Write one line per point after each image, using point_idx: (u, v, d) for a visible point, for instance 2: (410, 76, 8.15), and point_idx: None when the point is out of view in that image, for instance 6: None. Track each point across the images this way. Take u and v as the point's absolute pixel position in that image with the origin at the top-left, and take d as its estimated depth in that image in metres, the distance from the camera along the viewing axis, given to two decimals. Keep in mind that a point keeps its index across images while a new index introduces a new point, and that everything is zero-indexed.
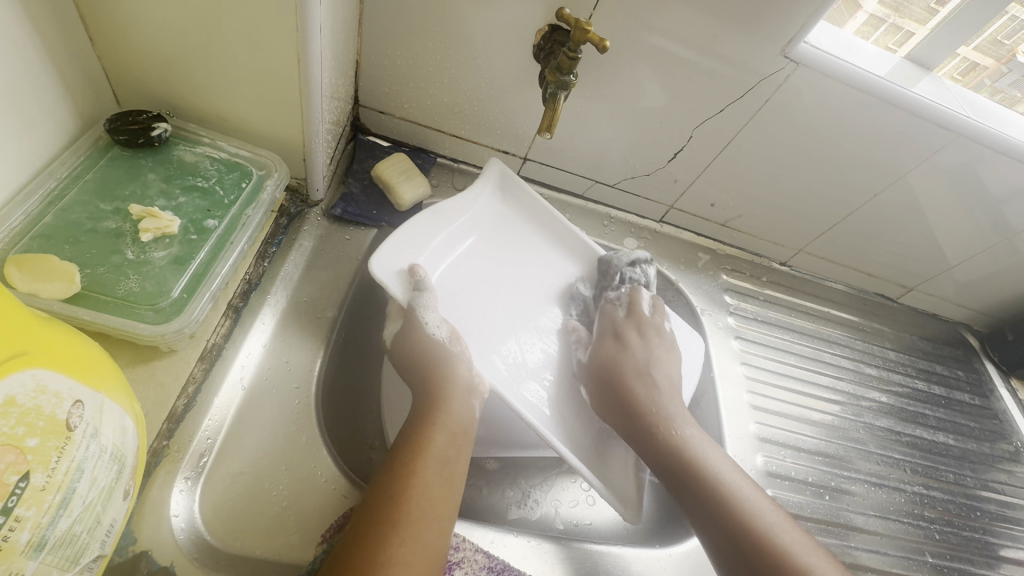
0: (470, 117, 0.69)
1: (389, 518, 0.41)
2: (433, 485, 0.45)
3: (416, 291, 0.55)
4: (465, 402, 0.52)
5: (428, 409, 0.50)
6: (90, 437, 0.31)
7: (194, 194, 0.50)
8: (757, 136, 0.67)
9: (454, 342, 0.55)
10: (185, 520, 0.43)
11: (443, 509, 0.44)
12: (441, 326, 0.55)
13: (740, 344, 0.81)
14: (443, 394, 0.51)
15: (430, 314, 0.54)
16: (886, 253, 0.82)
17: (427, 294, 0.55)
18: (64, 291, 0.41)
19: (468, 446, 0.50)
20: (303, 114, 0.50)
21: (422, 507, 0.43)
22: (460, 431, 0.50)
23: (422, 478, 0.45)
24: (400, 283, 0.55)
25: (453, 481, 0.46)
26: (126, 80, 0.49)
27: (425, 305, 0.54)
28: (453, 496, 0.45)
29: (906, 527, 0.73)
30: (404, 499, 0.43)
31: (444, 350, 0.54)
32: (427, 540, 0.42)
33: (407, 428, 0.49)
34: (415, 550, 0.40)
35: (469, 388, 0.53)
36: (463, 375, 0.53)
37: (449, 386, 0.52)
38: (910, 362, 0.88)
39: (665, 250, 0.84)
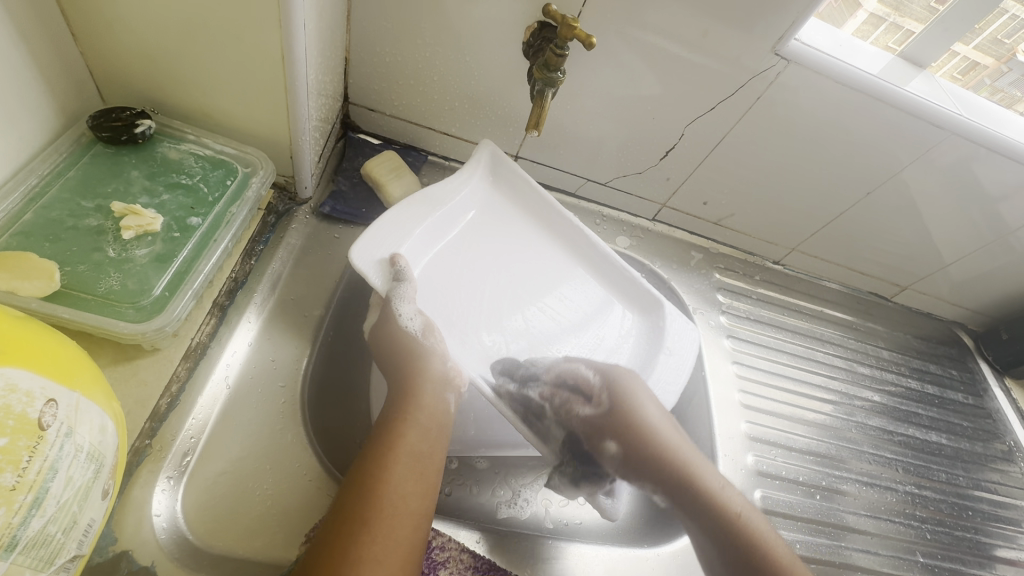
0: (461, 115, 0.69)
1: (361, 513, 0.42)
2: (406, 482, 0.45)
3: (396, 281, 0.53)
4: (437, 396, 0.52)
5: (400, 404, 0.50)
6: (64, 436, 0.31)
7: (179, 192, 0.50)
8: (748, 134, 0.67)
9: (426, 336, 0.53)
10: (167, 520, 0.42)
11: (417, 505, 0.44)
12: (415, 317, 0.54)
13: (733, 343, 0.81)
14: (415, 389, 0.51)
15: (405, 305, 0.53)
16: (880, 252, 0.82)
17: (406, 284, 0.53)
18: (43, 289, 0.40)
19: (443, 440, 0.51)
20: (288, 111, 0.50)
21: (395, 502, 0.43)
22: (432, 425, 0.50)
23: (395, 474, 0.45)
24: (380, 272, 0.53)
25: (427, 476, 0.46)
26: (109, 76, 0.49)
27: (401, 296, 0.53)
28: (427, 491, 0.46)
29: (897, 526, 0.73)
30: (376, 493, 0.43)
31: (419, 343, 0.53)
32: (400, 536, 0.42)
33: (380, 423, 0.49)
34: (387, 548, 0.41)
35: (443, 381, 0.52)
36: (436, 368, 0.52)
37: (420, 380, 0.52)
38: (904, 361, 0.88)
39: (658, 249, 0.83)
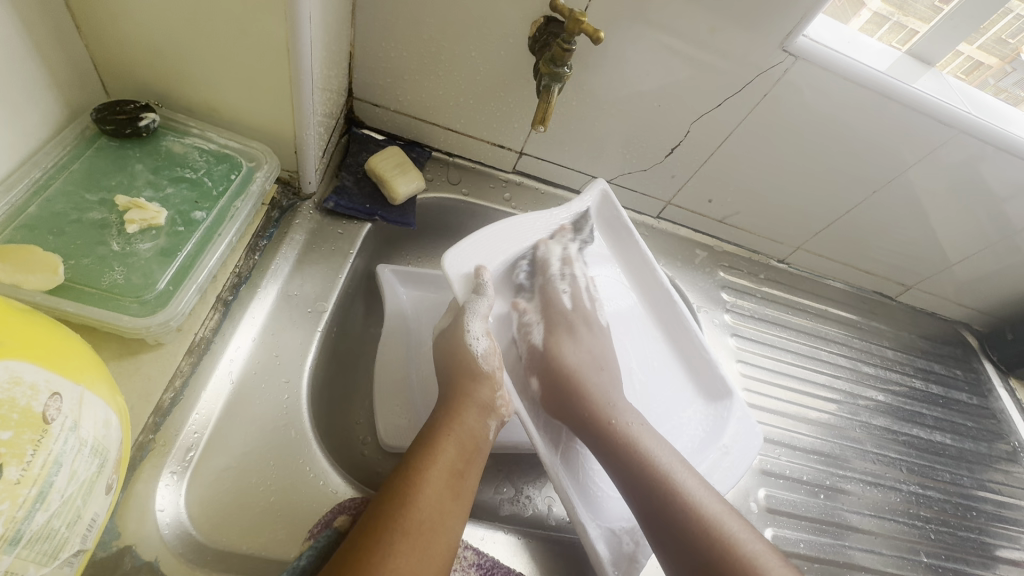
0: (466, 110, 0.68)
1: (400, 527, 0.41)
2: (443, 497, 0.44)
3: (473, 294, 0.53)
4: (483, 421, 0.51)
5: (445, 420, 0.50)
6: (69, 430, 0.31)
7: (183, 186, 0.50)
8: (754, 131, 0.67)
9: (485, 362, 0.53)
10: (171, 515, 0.42)
11: (454, 523, 0.44)
12: (481, 339, 0.53)
13: (737, 341, 0.81)
14: (458, 405, 0.50)
15: (476, 324, 0.53)
16: (886, 251, 0.81)
17: (481, 301, 0.53)
18: (46, 282, 0.40)
19: (481, 461, 0.50)
20: (293, 105, 0.50)
21: (432, 517, 0.43)
22: (474, 446, 0.49)
23: (432, 488, 0.44)
24: (463, 285, 0.53)
25: (463, 495, 0.46)
26: (113, 69, 0.49)
27: (474, 312, 0.53)
28: (463, 510, 0.45)
29: (901, 526, 0.73)
30: (414, 509, 0.43)
31: (476, 366, 0.52)
32: (434, 553, 0.41)
33: (420, 438, 0.49)
34: (421, 563, 0.40)
35: (488, 407, 0.51)
36: (486, 394, 0.51)
37: (466, 398, 0.51)
38: (908, 361, 0.88)
39: (663, 247, 0.83)
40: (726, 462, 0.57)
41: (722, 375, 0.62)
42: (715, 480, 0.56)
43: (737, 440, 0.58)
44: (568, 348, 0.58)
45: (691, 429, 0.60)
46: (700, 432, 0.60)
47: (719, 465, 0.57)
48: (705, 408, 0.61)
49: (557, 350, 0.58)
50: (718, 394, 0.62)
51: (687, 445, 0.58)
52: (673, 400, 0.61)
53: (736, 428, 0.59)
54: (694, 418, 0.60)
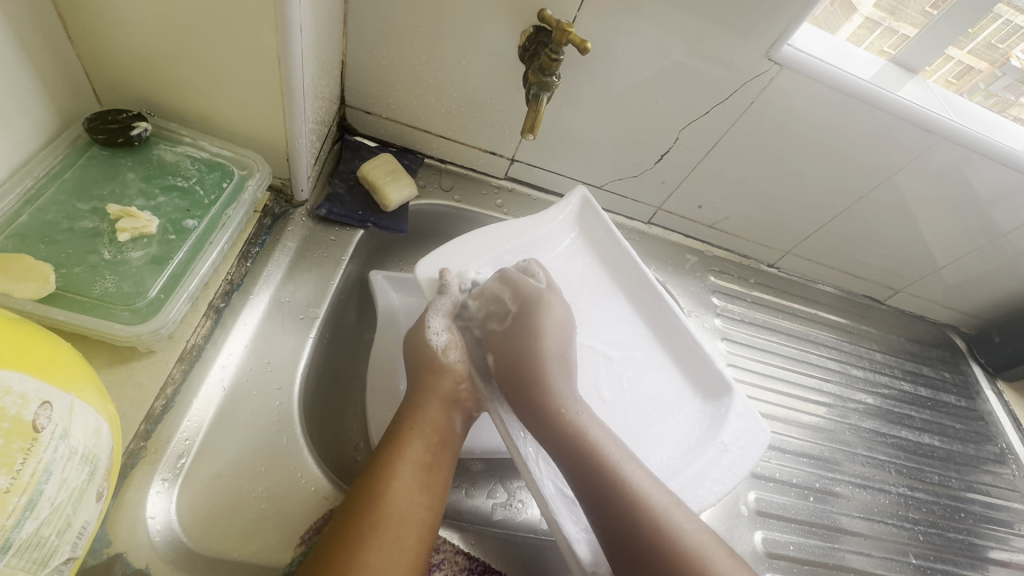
0: (458, 117, 0.69)
1: (366, 520, 0.42)
2: (411, 493, 0.45)
3: (438, 294, 0.54)
4: (443, 410, 0.51)
5: (408, 415, 0.50)
6: (59, 438, 0.31)
7: (175, 194, 0.50)
8: (743, 138, 0.68)
9: (446, 355, 0.53)
10: (161, 522, 0.42)
11: (420, 512, 0.44)
12: (443, 333, 0.53)
13: (727, 345, 0.81)
14: (420, 399, 0.50)
15: (437, 318, 0.53)
16: (874, 255, 0.82)
17: (447, 299, 0.54)
18: (38, 290, 0.40)
19: (451, 453, 0.50)
20: (285, 114, 0.50)
21: (401, 513, 0.43)
22: (439, 437, 0.49)
23: (402, 483, 0.45)
24: (429, 286, 0.55)
25: (432, 487, 0.46)
26: (107, 79, 0.49)
27: (437, 308, 0.53)
28: (433, 502, 0.45)
29: (890, 528, 0.74)
30: (381, 502, 0.43)
31: (437, 360, 0.52)
32: (404, 547, 0.42)
33: (384, 436, 0.49)
34: (391, 558, 0.41)
35: (449, 396, 0.51)
36: (448, 386, 0.52)
37: (427, 393, 0.51)
38: (897, 363, 0.89)
39: (654, 251, 0.84)
40: (725, 459, 0.55)
41: (720, 374, 0.60)
42: (713, 479, 0.54)
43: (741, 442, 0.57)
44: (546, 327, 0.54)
45: (688, 427, 0.58)
46: (695, 432, 0.58)
47: (718, 465, 0.55)
48: (702, 408, 0.60)
49: (534, 326, 0.53)
50: (714, 394, 0.60)
51: (683, 443, 0.57)
52: (665, 398, 0.60)
53: (737, 424, 0.58)
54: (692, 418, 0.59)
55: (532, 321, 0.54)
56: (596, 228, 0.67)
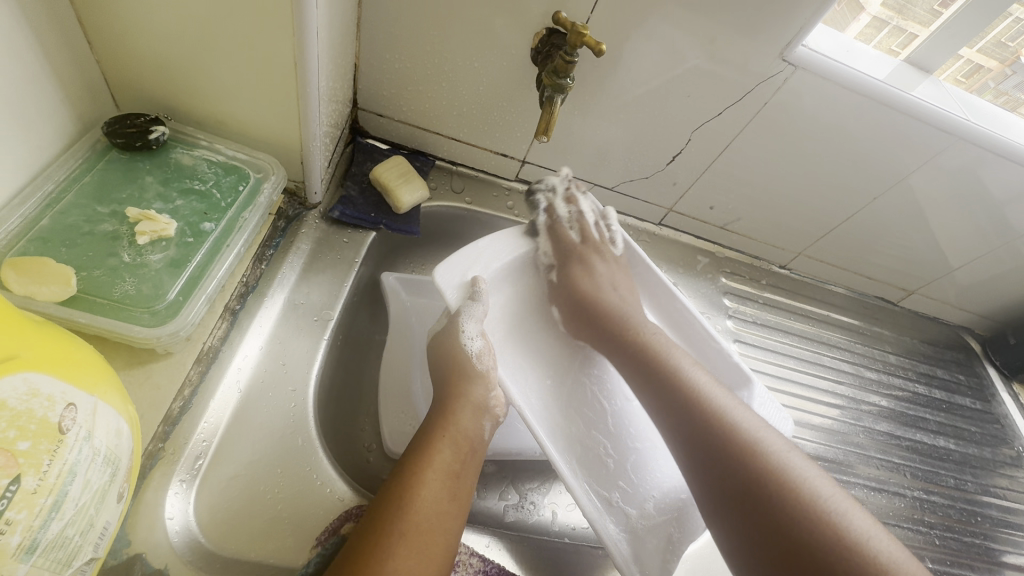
0: (469, 119, 0.69)
1: (397, 528, 0.42)
2: (441, 501, 0.45)
3: (470, 300, 0.53)
4: (475, 421, 0.52)
5: (440, 422, 0.50)
6: (82, 440, 0.31)
7: (192, 198, 0.50)
8: (756, 139, 0.67)
9: (479, 361, 0.54)
10: (180, 523, 0.43)
11: (450, 522, 0.44)
12: (477, 338, 0.55)
13: (739, 347, 0.81)
14: (453, 407, 0.51)
15: (471, 325, 0.54)
16: (888, 256, 0.82)
17: (478, 307, 0.53)
18: (59, 293, 0.41)
19: (476, 462, 0.50)
20: (300, 117, 0.51)
21: (430, 519, 0.43)
22: (468, 448, 0.50)
23: (431, 490, 0.45)
24: (458, 293, 0.53)
25: (460, 496, 0.46)
26: (125, 83, 0.50)
27: (469, 315, 0.53)
28: (460, 512, 0.46)
29: (905, 532, 0.73)
30: (411, 510, 0.43)
31: (472, 366, 0.54)
32: (432, 553, 0.42)
33: (414, 441, 0.49)
34: (420, 564, 0.41)
35: (481, 408, 0.53)
36: (480, 394, 0.53)
37: (460, 400, 0.52)
38: (910, 365, 0.88)
39: (664, 253, 0.83)
40: None
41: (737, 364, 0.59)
42: None
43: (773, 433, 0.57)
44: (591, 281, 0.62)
45: None
46: None
47: None
48: None
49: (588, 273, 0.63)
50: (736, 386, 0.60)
51: None
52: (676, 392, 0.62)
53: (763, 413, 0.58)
54: None
55: (585, 290, 0.61)
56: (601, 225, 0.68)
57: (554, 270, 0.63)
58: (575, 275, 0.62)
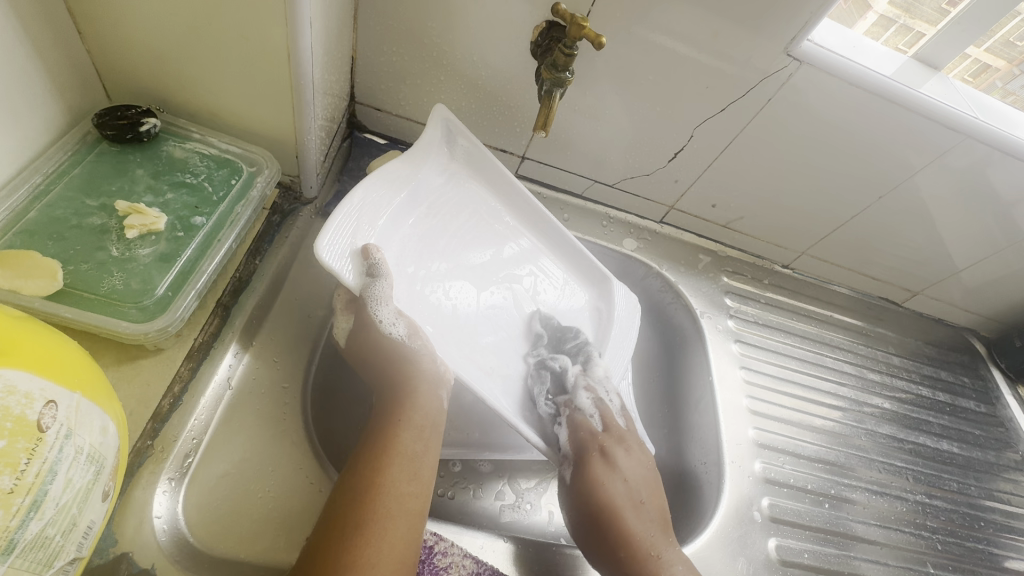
0: (467, 115, 0.68)
1: (354, 518, 0.41)
2: (402, 484, 0.44)
3: (369, 277, 0.50)
4: (431, 395, 0.49)
5: (395, 403, 0.49)
6: (64, 438, 0.30)
7: (183, 191, 0.50)
8: (760, 135, 0.66)
9: (412, 340, 0.51)
10: (168, 522, 0.42)
11: (411, 505, 0.43)
12: (397, 322, 0.51)
13: (740, 347, 0.80)
14: (405, 385, 0.49)
15: (384, 309, 0.50)
16: (892, 257, 0.80)
17: (381, 282, 0.50)
18: (45, 288, 0.40)
19: (436, 438, 0.49)
20: (293, 110, 0.50)
21: (391, 504, 0.42)
22: (427, 424, 0.48)
23: (391, 477, 0.44)
24: (352, 267, 0.50)
25: (421, 477, 0.46)
26: (117, 74, 0.49)
27: (376, 296, 0.50)
28: (422, 492, 0.45)
29: (906, 536, 0.71)
30: (370, 497, 0.42)
31: (404, 347, 0.50)
32: (394, 537, 0.41)
33: (372, 428, 0.48)
34: (381, 550, 0.40)
35: (435, 379, 0.50)
36: (427, 367, 0.51)
37: (411, 378, 0.50)
38: (914, 368, 0.87)
39: (665, 251, 0.82)
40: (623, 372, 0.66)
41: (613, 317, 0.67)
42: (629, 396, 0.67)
43: (624, 332, 0.67)
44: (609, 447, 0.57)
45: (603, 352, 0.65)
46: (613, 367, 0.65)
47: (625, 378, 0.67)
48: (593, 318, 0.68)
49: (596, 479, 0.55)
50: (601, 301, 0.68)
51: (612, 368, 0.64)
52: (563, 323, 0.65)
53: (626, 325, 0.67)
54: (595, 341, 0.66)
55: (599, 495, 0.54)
56: (472, 157, 0.64)
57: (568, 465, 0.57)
58: (594, 474, 0.55)
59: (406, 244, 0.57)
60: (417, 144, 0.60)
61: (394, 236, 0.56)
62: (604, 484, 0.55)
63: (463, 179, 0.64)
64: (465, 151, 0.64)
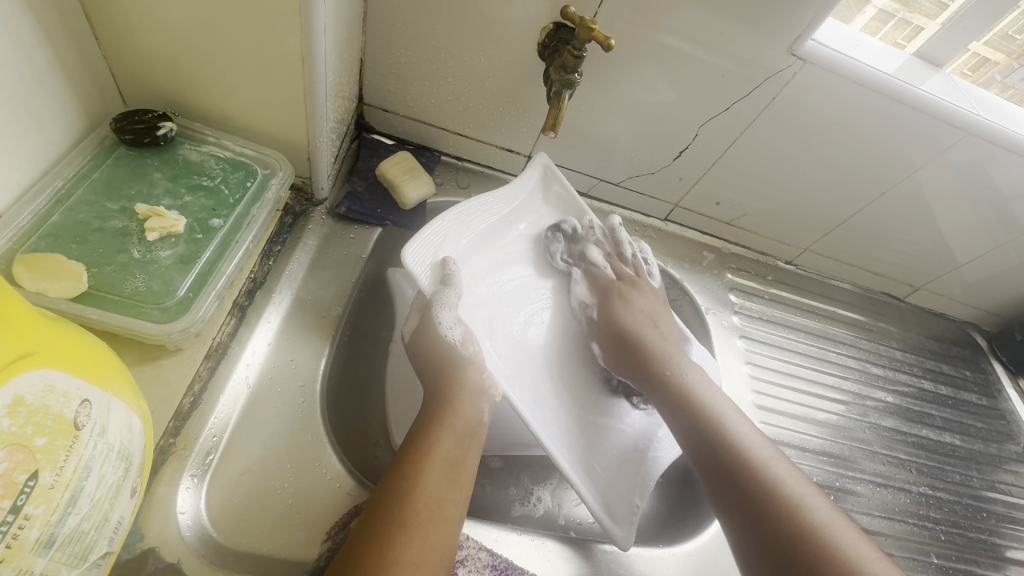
0: (474, 116, 0.69)
1: (396, 519, 0.42)
2: (441, 490, 0.45)
3: (442, 285, 0.54)
4: (475, 405, 0.51)
5: (436, 411, 0.50)
6: (97, 436, 0.31)
7: (200, 194, 0.50)
8: (763, 133, 0.67)
9: (465, 346, 0.54)
10: (192, 517, 0.43)
11: (450, 509, 0.44)
12: (455, 326, 0.54)
13: (745, 343, 0.81)
14: (452, 395, 0.51)
15: (447, 313, 0.53)
16: (894, 252, 0.81)
17: (451, 291, 0.53)
18: (71, 290, 0.40)
19: (476, 448, 0.50)
20: (307, 114, 0.51)
21: (430, 507, 0.43)
22: (467, 433, 0.50)
23: (431, 481, 0.45)
24: (430, 274, 0.54)
25: (460, 483, 0.46)
26: (134, 79, 0.49)
27: (443, 301, 0.53)
28: (460, 498, 0.46)
29: (910, 527, 0.73)
30: (410, 499, 0.43)
31: (456, 354, 0.53)
32: (434, 541, 0.42)
33: (413, 434, 0.49)
34: (423, 553, 0.41)
35: (480, 390, 0.52)
36: (474, 378, 0.53)
37: (457, 389, 0.51)
38: (916, 362, 0.88)
39: (670, 249, 0.83)
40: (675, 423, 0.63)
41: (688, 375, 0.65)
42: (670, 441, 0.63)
43: None
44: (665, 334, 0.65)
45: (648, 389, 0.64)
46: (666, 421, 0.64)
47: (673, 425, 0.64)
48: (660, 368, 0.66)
49: (615, 314, 0.65)
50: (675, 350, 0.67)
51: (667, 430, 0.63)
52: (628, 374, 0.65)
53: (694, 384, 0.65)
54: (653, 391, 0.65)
55: (619, 316, 0.65)
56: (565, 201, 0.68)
57: (593, 308, 0.66)
58: (613, 310, 0.65)
59: (481, 271, 0.61)
60: (520, 178, 0.66)
61: (471, 258, 0.60)
62: (626, 317, 0.64)
63: (548, 221, 0.68)
64: (558, 195, 0.68)
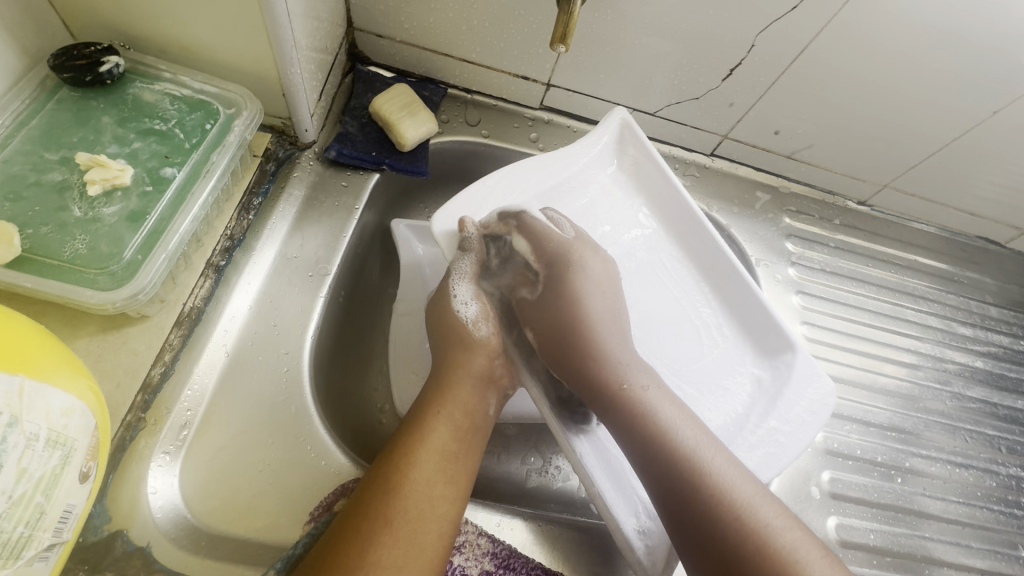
0: (480, 37, 0.58)
1: (380, 516, 0.37)
2: (432, 484, 0.39)
3: (460, 253, 0.48)
4: (481, 397, 0.46)
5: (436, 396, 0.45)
6: (4, 427, 0.27)
7: (152, 139, 0.44)
8: (837, 43, 0.53)
9: (476, 328, 0.49)
10: (164, 498, 0.40)
11: (446, 508, 0.39)
12: (470, 303, 0.49)
13: (802, 299, 0.69)
14: (451, 379, 0.46)
15: (461, 286, 0.49)
16: (1003, 190, 0.66)
17: (467, 259, 0.48)
18: (3, 254, 0.36)
19: (482, 438, 0.44)
20: (268, 36, 0.42)
21: (420, 505, 0.38)
22: (467, 423, 0.44)
23: (422, 474, 0.40)
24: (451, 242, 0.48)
25: (459, 479, 0.41)
26: (69, 7, 0.43)
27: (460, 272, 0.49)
28: (458, 496, 0.40)
29: (994, 515, 0.62)
30: (398, 495, 0.38)
31: (466, 332, 0.48)
32: (424, 542, 0.37)
33: (408, 419, 0.44)
34: (408, 556, 0.36)
35: (486, 378, 0.47)
36: (480, 366, 0.47)
37: (459, 372, 0.46)
38: (1016, 320, 0.74)
39: (716, 189, 0.71)
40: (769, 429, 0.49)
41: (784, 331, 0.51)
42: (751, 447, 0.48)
43: (793, 427, 0.49)
44: (595, 268, 0.49)
45: (740, 392, 0.51)
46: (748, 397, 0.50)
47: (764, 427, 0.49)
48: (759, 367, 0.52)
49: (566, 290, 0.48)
50: (775, 351, 0.52)
51: (735, 414, 0.50)
52: (713, 367, 0.52)
53: (800, 385, 0.50)
54: (744, 382, 0.51)
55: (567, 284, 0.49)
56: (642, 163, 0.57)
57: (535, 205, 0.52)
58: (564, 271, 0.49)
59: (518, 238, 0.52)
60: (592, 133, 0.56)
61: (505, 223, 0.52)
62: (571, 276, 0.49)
63: (629, 191, 0.57)
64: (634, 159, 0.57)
